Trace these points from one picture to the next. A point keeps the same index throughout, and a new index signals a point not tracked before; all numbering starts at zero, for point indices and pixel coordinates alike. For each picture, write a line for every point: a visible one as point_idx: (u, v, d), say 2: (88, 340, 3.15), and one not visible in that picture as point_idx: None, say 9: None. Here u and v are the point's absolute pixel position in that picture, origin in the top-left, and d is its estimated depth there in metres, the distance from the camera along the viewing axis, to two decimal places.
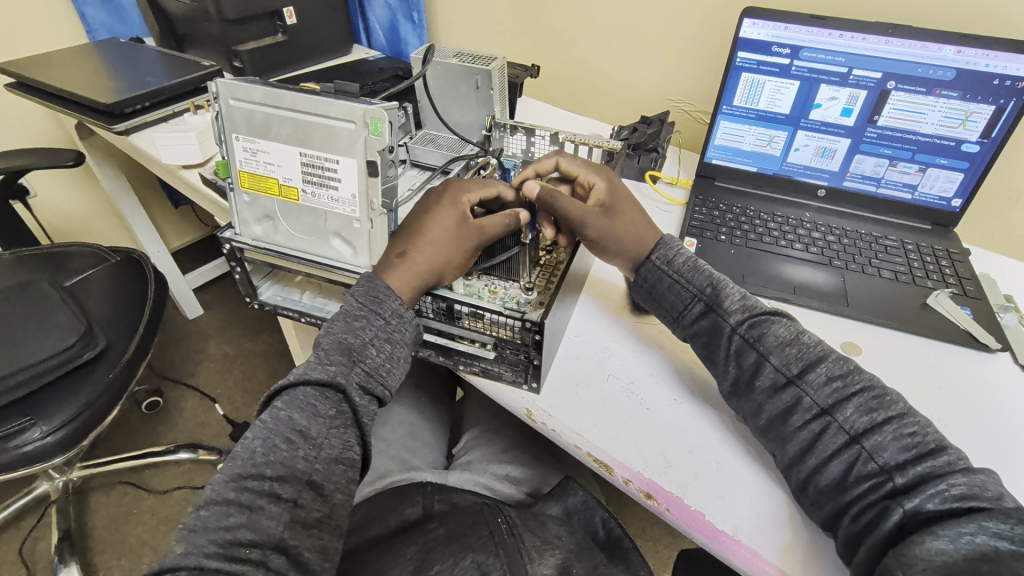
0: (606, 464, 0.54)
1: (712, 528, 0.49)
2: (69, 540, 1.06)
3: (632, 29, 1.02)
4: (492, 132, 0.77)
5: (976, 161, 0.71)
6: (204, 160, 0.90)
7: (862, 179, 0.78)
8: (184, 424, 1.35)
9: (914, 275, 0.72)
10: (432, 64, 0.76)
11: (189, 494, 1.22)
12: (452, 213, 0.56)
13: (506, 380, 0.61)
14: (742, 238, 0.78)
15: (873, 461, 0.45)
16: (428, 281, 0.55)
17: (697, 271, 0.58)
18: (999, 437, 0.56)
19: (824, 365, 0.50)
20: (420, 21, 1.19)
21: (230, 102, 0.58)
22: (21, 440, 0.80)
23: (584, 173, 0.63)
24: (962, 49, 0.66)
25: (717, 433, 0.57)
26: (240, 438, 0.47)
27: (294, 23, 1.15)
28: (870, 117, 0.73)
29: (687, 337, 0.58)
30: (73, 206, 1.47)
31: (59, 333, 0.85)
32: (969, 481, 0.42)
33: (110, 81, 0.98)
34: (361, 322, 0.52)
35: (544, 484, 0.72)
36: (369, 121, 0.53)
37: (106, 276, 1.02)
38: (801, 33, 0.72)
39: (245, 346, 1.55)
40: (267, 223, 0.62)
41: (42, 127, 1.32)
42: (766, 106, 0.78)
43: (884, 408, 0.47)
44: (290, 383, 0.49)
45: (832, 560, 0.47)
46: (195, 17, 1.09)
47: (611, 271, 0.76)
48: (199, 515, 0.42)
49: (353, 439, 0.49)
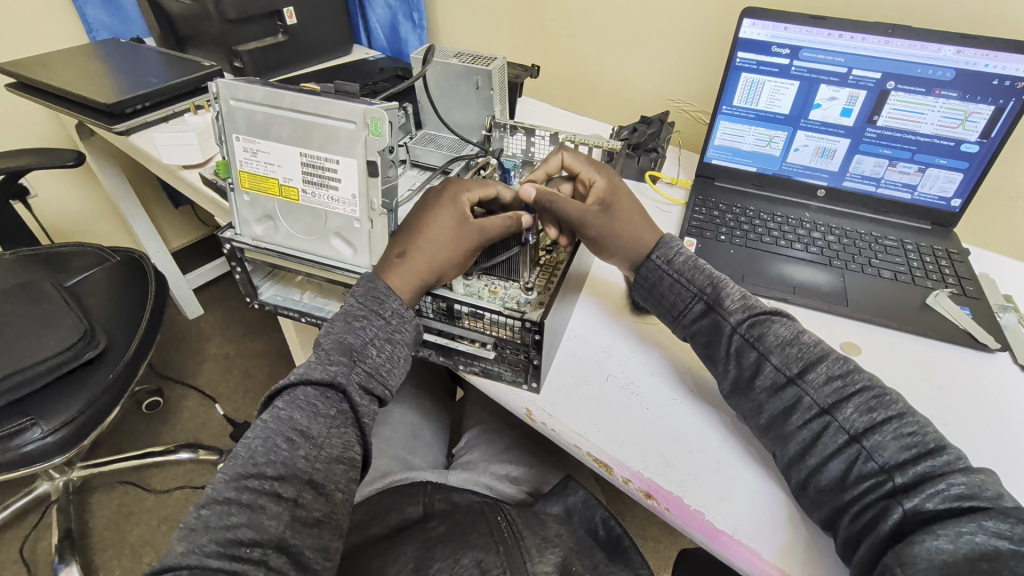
0: (606, 464, 0.54)
1: (712, 528, 0.49)
2: (69, 540, 1.06)
3: (632, 29, 1.02)
4: (492, 133, 0.77)
5: (976, 161, 0.71)
6: (204, 160, 0.90)
7: (862, 179, 0.78)
8: (184, 424, 1.35)
9: (914, 275, 0.72)
10: (432, 64, 0.77)
11: (189, 494, 1.22)
12: (452, 212, 0.56)
13: (507, 380, 0.61)
14: (742, 238, 0.78)
15: (872, 461, 0.45)
16: (427, 281, 0.55)
17: (697, 270, 0.58)
18: (1000, 437, 0.56)
19: (824, 365, 0.50)
20: (420, 21, 1.19)
21: (230, 102, 0.58)
22: (22, 440, 0.80)
23: (586, 171, 0.63)
24: (962, 49, 0.66)
25: (717, 433, 0.57)
26: (240, 438, 0.47)
27: (294, 24, 1.15)
28: (870, 117, 0.73)
29: (687, 337, 0.58)
30: (74, 206, 1.47)
31: (59, 333, 0.85)
32: (969, 481, 0.42)
33: (110, 81, 0.98)
34: (361, 322, 0.52)
35: (544, 484, 0.72)
36: (370, 121, 0.53)
37: (106, 276, 1.03)
38: (801, 33, 0.72)
39: (245, 346, 1.55)
40: (267, 223, 0.62)
41: (42, 127, 1.32)
42: (766, 106, 0.78)
43: (884, 407, 0.47)
44: (291, 383, 0.49)
45: (832, 559, 0.47)
46: (195, 17, 1.09)
47: (611, 271, 0.76)
48: (199, 514, 0.42)
49: (353, 439, 0.49)
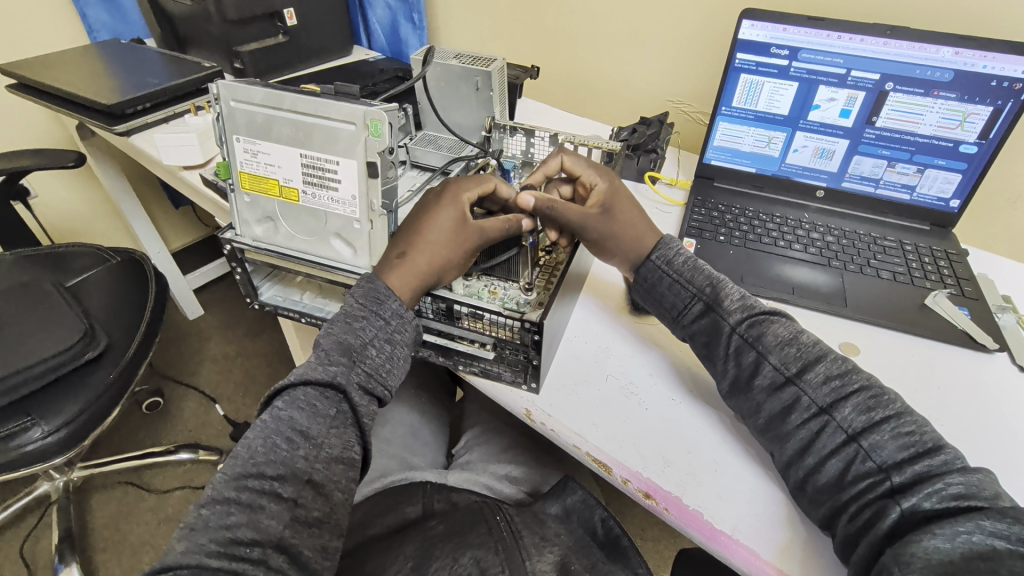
0: (605, 463, 0.54)
1: (711, 528, 0.49)
2: (69, 540, 1.07)
3: (632, 30, 1.02)
4: (491, 133, 0.77)
5: (975, 162, 0.71)
6: (204, 160, 0.90)
7: (861, 180, 0.78)
8: (184, 424, 1.35)
9: (913, 275, 0.73)
10: (432, 65, 0.77)
11: (189, 494, 1.22)
12: (452, 212, 0.56)
13: (506, 380, 0.61)
14: (741, 238, 0.78)
15: (870, 460, 0.45)
16: (426, 281, 0.55)
17: (696, 270, 0.58)
18: (1001, 438, 0.56)
19: (822, 364, 0.50)
20: (420, 22, 1.19)
21: (230, 103, 0.58)
22: (22, 440, 0.80)
23: (586, 174, 0.63)
24: (961, 50, 0.66)
25: (716, 432, 0.57)
26: (240, 438, 0.47)
27: (295, 25, 1.15)
28: (869, 117, 0.73)
29: (687, 337, 0.58)
30: (72, 205, 1.47)
31: (59, 333, 0.86)
32: (966, 480, 0.42)
33: (112, 81, 0.98)
34: (361, 323, 0.52)
35: (543, 484, 0.72)
36: (370, 122, 0.54)
37: (107, 276, 1.03)
38: (800, 34, 0.72)
39: (246, 346, 1.55)
40: (268, 223, 0.62)
41: (42, 126, 1.32)
42: (765, 107, 0.78)
43: (882, 407, 0.47)
44: (291, 383, 0.49)
45: (831, 559, 0.48)
46: (196, 18, 1.09)
47: (611, 271, 0.76)
48: (199, 513, 0.42)
49: (353, 439, 0.49)
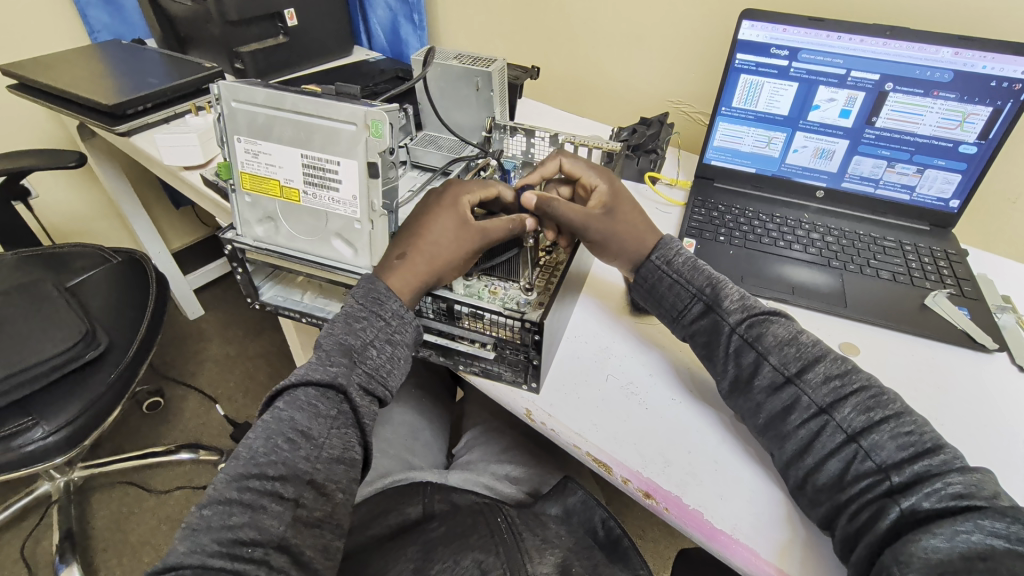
0: (606, 464, 0.54)
1: (712, 528, 0.49)
2: (70, 540, 1.07)
3: (632, 30, 1.02)
4: (492, 133, 0.77)
5: (974, 162, 0.71)
6: (205, 161, 0.90)
7: (861, 180, 0.78)
8: (185, 424, 1.35)
9: (912, 276, 0.73)
10: (432, 66, 0.77)
11: (189, 494, 1.22)
12: (452, 213, 0.57)
13: (506, 380, 0.61)
14: (741, 238, 0.78)
15: (870, 459, 0.45)
16: (427, 281, 0.56)
17: (696, 271, 0.58)
18: (1001, 439, 0.56)
19: (822, 365, 0.50)
20: (420, 22, 1.19)
21: (231, 104, 0.58)
22: (22, 440, 0.80)
23: (586, 175, 0.63)
24: (960, 51, 0.67)
25: (717, 432, 0.57)
26: (241, 439, 0.47)
27: (295, 25, 1.15)
28: (869, 117, 0.73)
29: (686, 337, 0.59)
30: (72, 205, 1.47)
31: (60, 333, 0.86)
32: (965, 479, 0.42)
33: (113, 81, 0.98)
34: (362, 323, 0.52)
35: (543, 484, 0.72)
36: (370, 123, 0.54)
37: (108, 277, 1.03)
38: (799, 34, 0.72)
39: (246, 347, 1.55)
40: (269, 224, 0.62)
41: (43, 126, 1.32)
42: (765, 107, 0.78)
43: (881, 407, 0.47)
44: (291, 384, 0.49)
45: (831, 559, 0.48)
46: (196, 18, 1.09)
47: (611, 271, 0.77)
48: (201, 514, 0.42)
49: (353, 439, 0.49)
